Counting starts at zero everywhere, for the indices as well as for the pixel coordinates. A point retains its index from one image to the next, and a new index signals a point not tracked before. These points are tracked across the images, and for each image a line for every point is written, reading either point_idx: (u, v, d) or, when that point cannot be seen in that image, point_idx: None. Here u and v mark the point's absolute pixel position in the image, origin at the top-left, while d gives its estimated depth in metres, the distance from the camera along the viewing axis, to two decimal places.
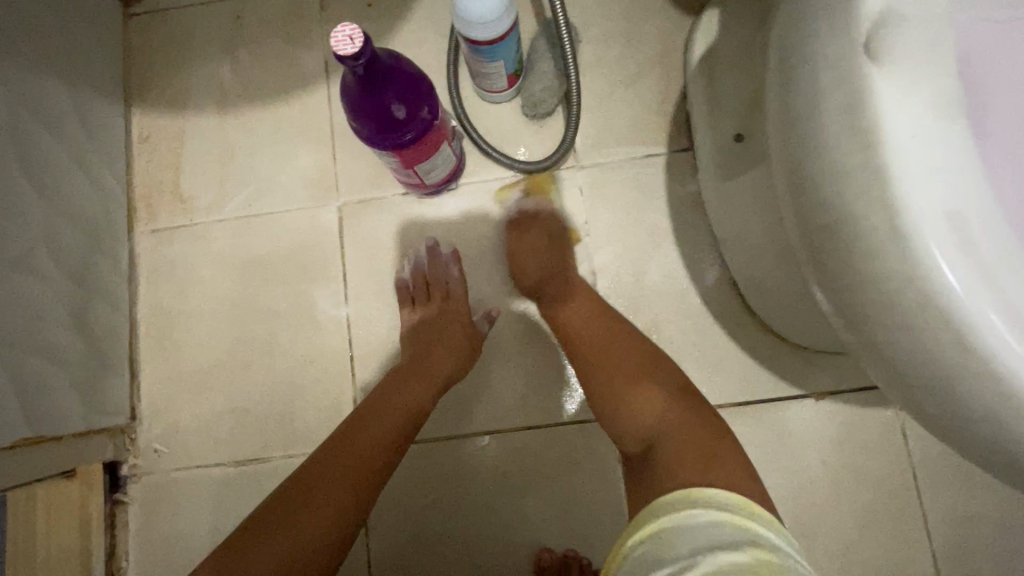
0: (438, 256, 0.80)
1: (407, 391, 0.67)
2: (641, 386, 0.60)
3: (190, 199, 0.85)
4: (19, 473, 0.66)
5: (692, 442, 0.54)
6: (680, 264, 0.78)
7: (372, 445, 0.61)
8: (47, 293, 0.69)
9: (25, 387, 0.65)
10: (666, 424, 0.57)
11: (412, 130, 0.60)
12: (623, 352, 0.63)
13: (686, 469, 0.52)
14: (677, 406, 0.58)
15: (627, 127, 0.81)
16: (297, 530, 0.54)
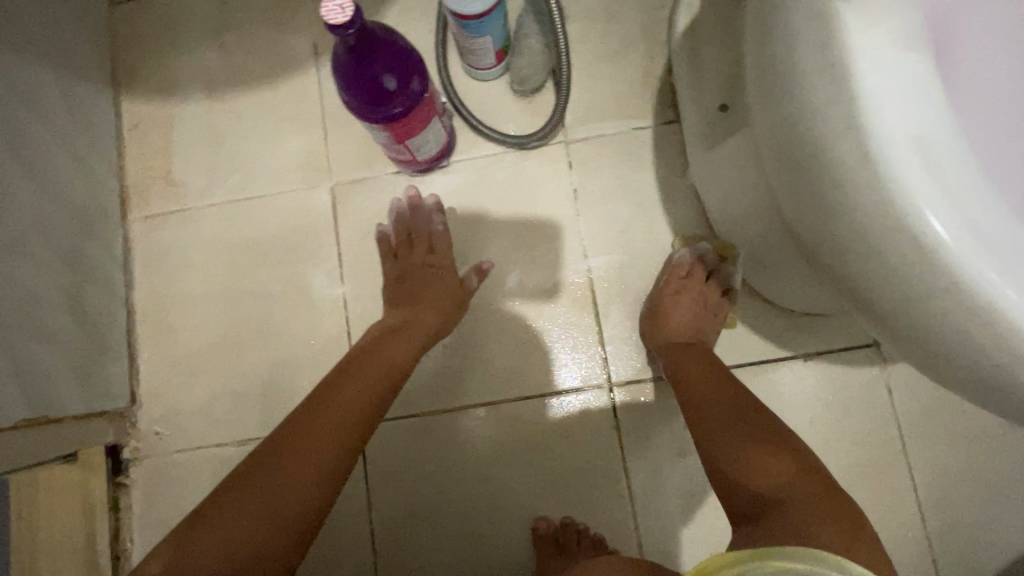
0: (420, 206, 0.79)
1: (378, 366, 0.68)
2: (764, 448, 0.52)
3: (183, 184, 0.86)
4: (21, 455, 0.67)
5: (821, 504, 0.47)
6: (670, 234, 0.79)
7: (339, 417, 0.62)
8: (43, 277, 0.70)
9: (25, 369, 0.66)
10: (803, 490, 0.49)
11: (401, 102, 0.61)
12: (753, 415, 0.56)
13: (827, 533, 0.45)
14: (806, 474, 0.50)
15: (614, 102, 0.82)
16: (263, 494, 0.55)
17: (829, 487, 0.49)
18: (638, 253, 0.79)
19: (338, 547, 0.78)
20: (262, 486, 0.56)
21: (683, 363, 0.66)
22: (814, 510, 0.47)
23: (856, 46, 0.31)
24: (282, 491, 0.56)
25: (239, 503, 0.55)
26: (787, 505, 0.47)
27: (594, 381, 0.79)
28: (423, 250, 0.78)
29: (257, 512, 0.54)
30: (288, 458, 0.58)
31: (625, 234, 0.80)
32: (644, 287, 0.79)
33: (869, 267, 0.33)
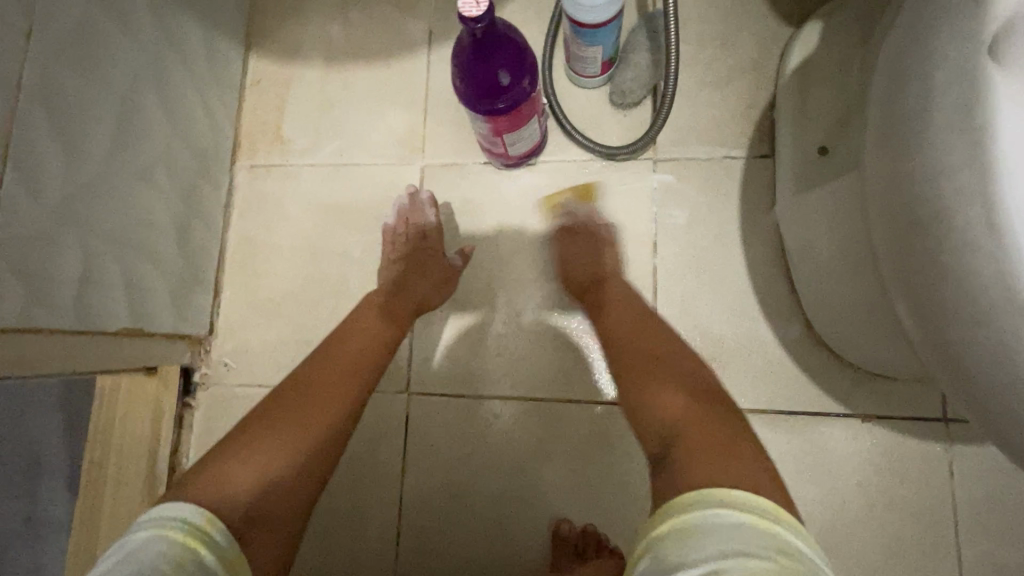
0: (418, 200, 0.84)
1: (373, 346, 0.71)
2: (660, 381, 0.57)
3: (289, 141, 0.92)
4: (113, 359, 0.74)
5: (706, 434, 0.51)
6: (743, 268, 0.78)
7: (342, 392, 0.65)
8: (159, 204, 0.77)
9: (133, 283, 0.73)
10: (686, 416, 0.54)
11: (506, 99, 0.64)
12: (657, 350, 0.61)
13: (704, 461, 0.48)
14: (701, 401, 0.54)
15: (711, 127, 0.82)
16: (268, 449, 0.58)
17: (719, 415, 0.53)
18: (708, 281, 0.79)
19: (367, 506, 0.82)
20: (273, 447, 0.59)
21: (615, 324, 0.67)
22: (703, 439, 0.51)
23: (1001, 114, 0.33)
24: (284, 464, 0.58)
25: (252, 458, 0.57)
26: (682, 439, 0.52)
27: None
28: (417, 237, 0.82)
29: (273, 470, 0.57)
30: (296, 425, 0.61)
31: (697, 258, 0.79)
32: (710, 316, 0.78)
33: (960, 322, 0.35)
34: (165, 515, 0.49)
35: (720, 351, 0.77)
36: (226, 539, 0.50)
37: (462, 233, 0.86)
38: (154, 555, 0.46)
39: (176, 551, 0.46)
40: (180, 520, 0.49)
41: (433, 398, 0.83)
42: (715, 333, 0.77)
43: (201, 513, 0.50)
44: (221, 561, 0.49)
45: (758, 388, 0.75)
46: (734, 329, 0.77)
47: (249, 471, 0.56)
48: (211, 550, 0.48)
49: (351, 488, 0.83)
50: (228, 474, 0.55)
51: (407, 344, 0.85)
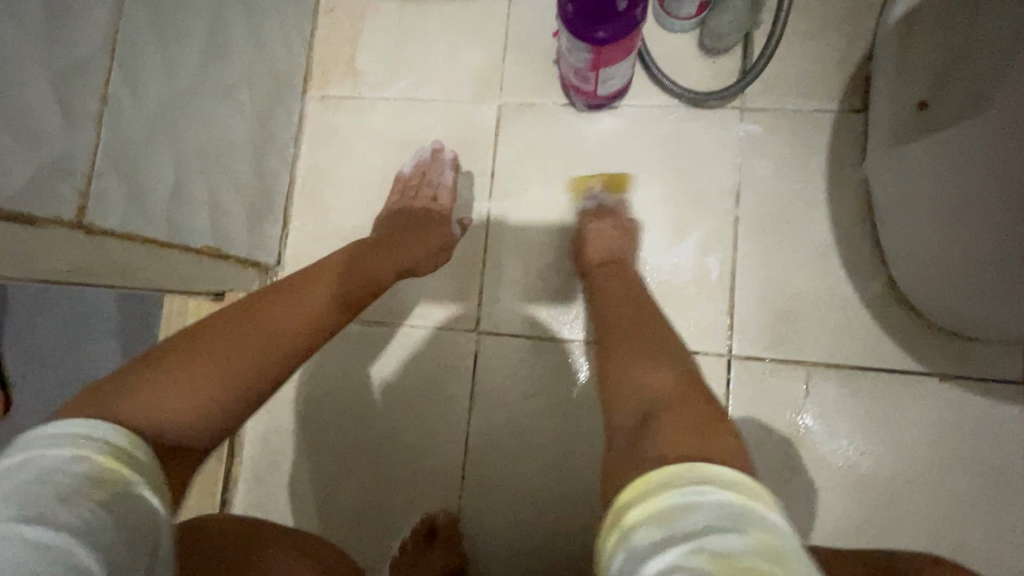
0: (439, 158, 0.84)
1: (357, 274, 0.62)
2: (646, 360, 0.54)
3: (362, 74, 0.90)
4: (190, 277, 0.73)
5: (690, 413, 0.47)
6: (827, 222, 0.77)
7: (301, 320, 0.51)
8: (240, 124, 0.76)
9: (215, 201, 0.73)
10: (670, 395, 0.50)
11: (608, 27, 0.64)
12: (647, 333, 0.58)
13: (675, 437, 0.44)
14: (687, 386, 0.51)
15: (803, 79, 0.80)
16: (191, 381, 0.43)
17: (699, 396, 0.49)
18: (788, 234, 0.78)
19: (432, 442, 0.83)
20: (210, 370, 0.44)
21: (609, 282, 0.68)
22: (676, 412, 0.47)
23: None
24: (213, 400, 0.44)
25: (181, 376, 0.43)
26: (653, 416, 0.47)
27: (715, 349, 0.78)
28: (427, 196, 0.81)
29: (213, 397, 0.44)
30: (237, 344, 0.46)
31: (779, 212, 0.79)
32: (789, 270, 0.77)
33: None
34: (74, 433, 0.36)
35: (797, 304, 0.77)
36: (149, 463, 0.38)
37: (537, 174, 0.85)
38: (76, 475, 0.33)
39: (98, 472, 0.34)
40: (95, 438, 0.36)
41: (505, 338, 0.83)
42: (793, 286, 0.77)
43: (122, 435, 0.37)
44: (152, 482, 0.37)
45: (835, 342, 0.75)
46: (813, 284, 0.77)
47: (175, 390, 0.42)
48: (137, 472, 0.36)
49: (417, 424, 0.83)
50: (158, 387, 0.42)
51: (478, 284, 0.85)
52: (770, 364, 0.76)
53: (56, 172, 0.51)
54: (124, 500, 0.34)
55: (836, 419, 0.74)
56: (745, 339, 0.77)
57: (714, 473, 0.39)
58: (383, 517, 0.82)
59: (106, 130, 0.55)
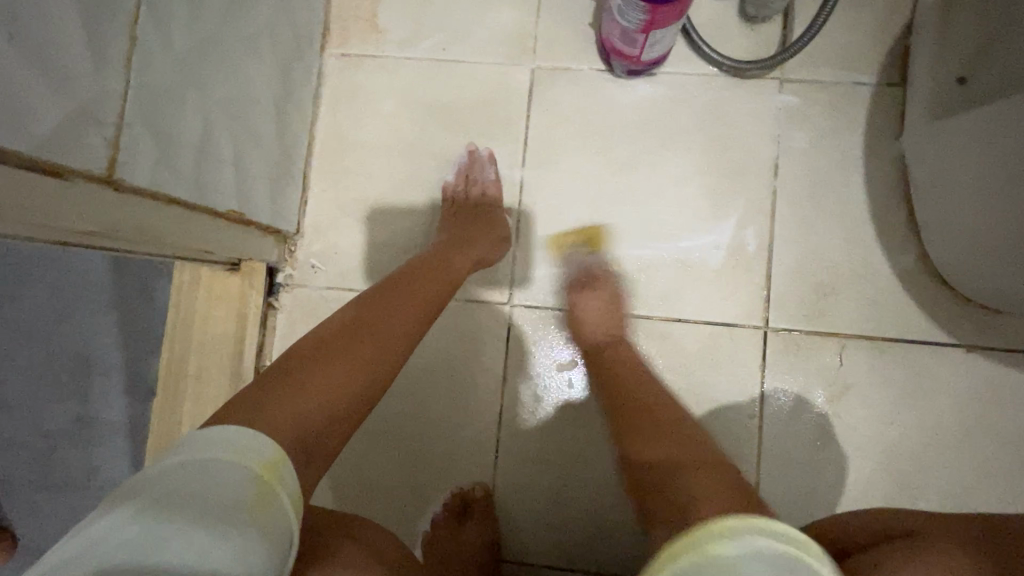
0: (477, 158, 0.82)
1: (422, 296, 0.64)
2: (684, 455, 0.55)
3: (385, 31, 0.85)
4: (211, 246, 0.68)
5: (726, 496, 0.49)
6: (863, 197, 0.78)
7: (396, 344, 0.57)
8: (262, 79, 0.70)
9: (239, 163, 0.68)
10: (709, 484, 0.50)
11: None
12: (649, 409, 0.62)
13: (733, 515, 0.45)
14: (713, 471, 0.52)
15: (842, 50, 0.80)
16: (299, 405, 0.48)
17: (739, 488, 0.50)
18: (825, 208, 0.78)
19: (460, 420, 0.81)
20: (331, 388, 0.51)
21: (622, 364, 0.71)
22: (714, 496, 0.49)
23: None
24: (317, 424, 0.48)
25: (309, 392, 0.49)
26: (701, 498, 0.48)
27: (750, 323, 0.78)
28: (476, 194, 0.80)
29: (317, 415, 0.48)
30: (347, 365, 0.53)
31: (816, 186, 0.79)
32: (824, 244, 0.78)
33: None
34: (235, 444, 0.41)
35: (833, 278, 0.77)
36: (295, 479, 0.43)
37: (573, 143, 0.82)
38: (233, 494, 0.38)
39: (254, 491, 0.39)
40: (254, 449, 0.42)
41: (534, 312, 0.82)
42: (829, 260, 0.78)
43: (275, 452, 0.42)
44: (292, 502, 0.42)
45: (868, 316, 0.77)
46: (848, 258, 0.77)
47: (305, 406, 0.48)
48: (285, 490, 0.42)
49: (442, 402, 0.82)
50: (289, 403, 0.47)
51: (510, 255, 0.82)
52: (805, 336, 0.77)
53: (85, 118, 0.45)
54: (267, 513, 0.39)
55: (868, 390, 0.76)
56: (780, 312, 0.78)
57: (774, 528, 0.38)
58: (405, 495, 0.81)
59: (134, 75, 0.50)
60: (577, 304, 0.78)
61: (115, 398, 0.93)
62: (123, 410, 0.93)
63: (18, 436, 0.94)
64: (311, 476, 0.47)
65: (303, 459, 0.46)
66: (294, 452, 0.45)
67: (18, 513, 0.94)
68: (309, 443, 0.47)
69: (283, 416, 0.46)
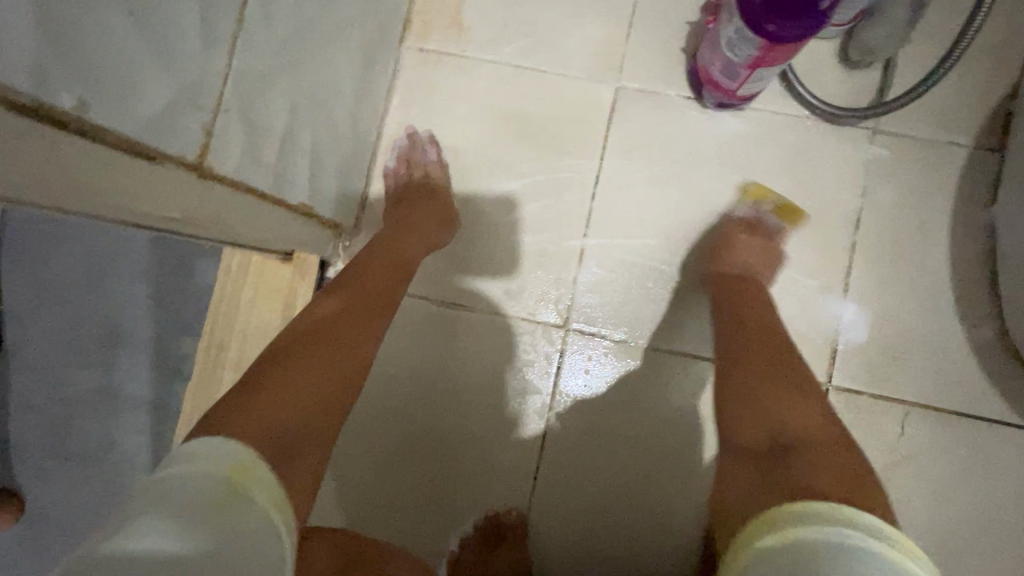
0: (417, 140, 0.80)
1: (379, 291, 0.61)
2: (788, 395, 0.51)
3: (468, 29, 0.81)
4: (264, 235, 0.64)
5: (827, 458, 0.45)
6: (944, 262, 0.75)
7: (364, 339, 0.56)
8: (346, 69, 0.67)
9: (314, 154, 0.65)
10: (817, 439, 0.47)
11: (783, 21, 0.57)
12: (772, 356, 0.56)
13: (830, 480, 0.42)
14: (808, 407, 0.50)
15: (941, 108, 0.77)
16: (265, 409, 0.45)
17: (835, 431, 0.48)
18: (905, 268, 0.75)
19: (440, 419, 0.79)
20: (299, 385, 0.48)
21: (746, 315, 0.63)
22: (818, 449, 0.46)
23: None
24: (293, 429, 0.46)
25: (277, 391, 0.47)
26: (800, 449, 0.46)
27: (814, 378, 0.75)
28: (421, 175, 0.78)
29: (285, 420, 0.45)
30: (310, 364, 0.51)
31: (898, 243, 0.76)
32: (900, 305, 0.75)
33: None
34: (196, 452, 0.39)
35: (905, 341, 0.75)
36: (271, 476, 0.40)
37: (650, 169, 0.79)
38: (194, 492, 0.36)
39: (221, 491, 0.36)
40: (216, 452, 0.39)
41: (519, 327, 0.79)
42: (902, 323, 0.75)
43: (242, 454, 0.39)
44: (269, 499, 0.39)
45: (935, 386, 0.74)
46: (923, 322, 0.75)
47: (276, 406, 0.46)
48: (257, 488, 0.38)
49: (414, 404, 0.79)
50: (253, 408, 0.44)
51: (572, 278, 0.79)
52: (869, 399, 0.75)
53: (187, 103, 0.42)
54: (236, 512, 0.36)
55: (928, 461, 0.73)
56: (846, 370, 0.75)
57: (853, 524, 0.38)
58: (410, 508, 0.78)
59: (237, 59, 0.47)
60: (732, 253, 0.71)
61: (142, 372, 0.90)
62: (149, 386, 0.90)
63: (36, 400, 0.91)
64: (302, 472, 0.44)
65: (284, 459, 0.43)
66: (272, 450, 0.42)
67: (29, 479, 0.91)
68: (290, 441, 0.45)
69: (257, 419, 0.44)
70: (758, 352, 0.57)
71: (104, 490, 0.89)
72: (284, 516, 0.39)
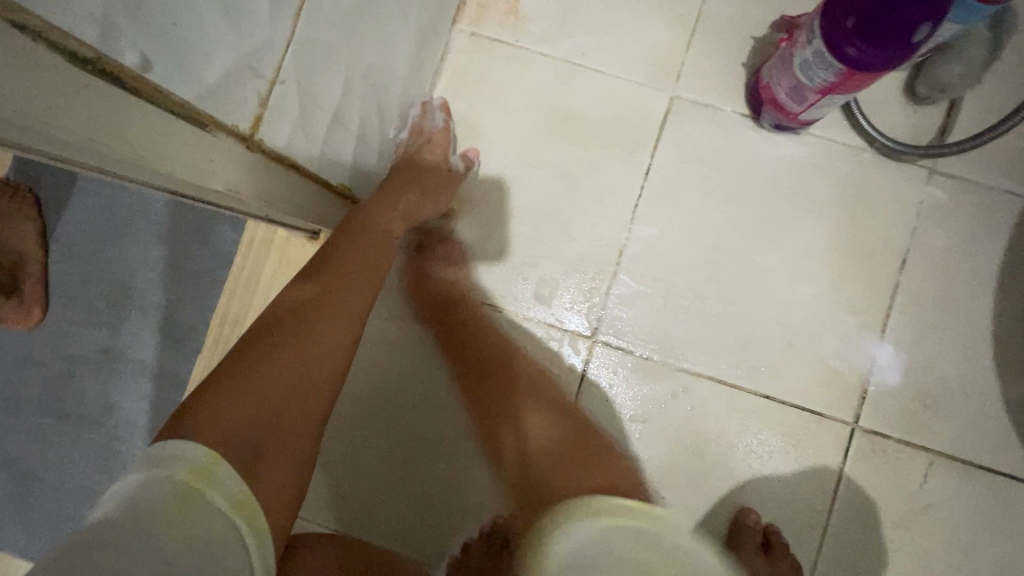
0: (428, 108, 0.74)
1: (357, 264, 0.58)
2: (537, 412, 0.74)
3: (525, 20, 0.78)
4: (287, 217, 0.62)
5: (578, 453, 0.71)
6: (989, 313, 0.73)
7: (340, 322, 0.54)
8: (401, 47, 0.64)
9: (359, 134, 0.62)
10: (565, 444, 0.72)
11: (866, 46, 0.54)
12: (509, 378, 0.75)
13: (579, 472, 0.69)
14: (576, 437, 0.72)
15: (1002, 155, 0.74)
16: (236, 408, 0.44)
17: (584, 437, 0.72)
18: (947, 315, 0.74)
19: (418, 419, 0.77)
20: (266, 375, 0.47)
21: (480, 353, 0.76)
22: (574, 455, 0.71)
23: None
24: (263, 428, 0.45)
25: (253, 385, 0.46)
26: (557, 461, 0.71)
27: (842, 417, 0.74)
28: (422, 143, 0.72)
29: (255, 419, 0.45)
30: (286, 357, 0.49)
31: (943, 291, 0.74)
32: (938, 354, 0.73)
33: None
34: (161, 454, 0.39)
35: (940, 391, 0.73)
36: (234, 478, 0.41)
37: (697, 186, 0.76)
38: (158, 497, 0.37)
39: (179, 496, 0.38)
40: (176, 455, 0.39)
41: (513, 327, 0.77)
42: (938, 371, 0.73)
43: (201, 454, 0.40)
44: (228, 501, 0.40)
45: (965, 439, 0.73)
46: (959, 374, 0.73)
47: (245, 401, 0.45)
48: (217, 493, 0.40)
49: (387, 395, 0.77)
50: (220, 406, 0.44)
51: (604, 291, 0.76)
52: (896, 445, 0.73)
53: (248, 69, 0.39)
54: (195, 516, 0.38)
55: (949, 513, 0.72)
56: (875, 414, 0.74)
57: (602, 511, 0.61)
58: (390, 507, 0.76)
59: (301, 29, 0.43)
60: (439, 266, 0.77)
61: (148, 335, 0.85)
62: (154, 350, 0.85)
63: (35, 353, 0.87)
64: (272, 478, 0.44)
65: (251, 458, 0.43)
66: (240, 451, 0.43)
67: (21, 434, 0.88)
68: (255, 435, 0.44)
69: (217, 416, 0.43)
70: (484, 368, 0.76)
71: (96, 454, 0.86)
72: (248, 516, 0.41)
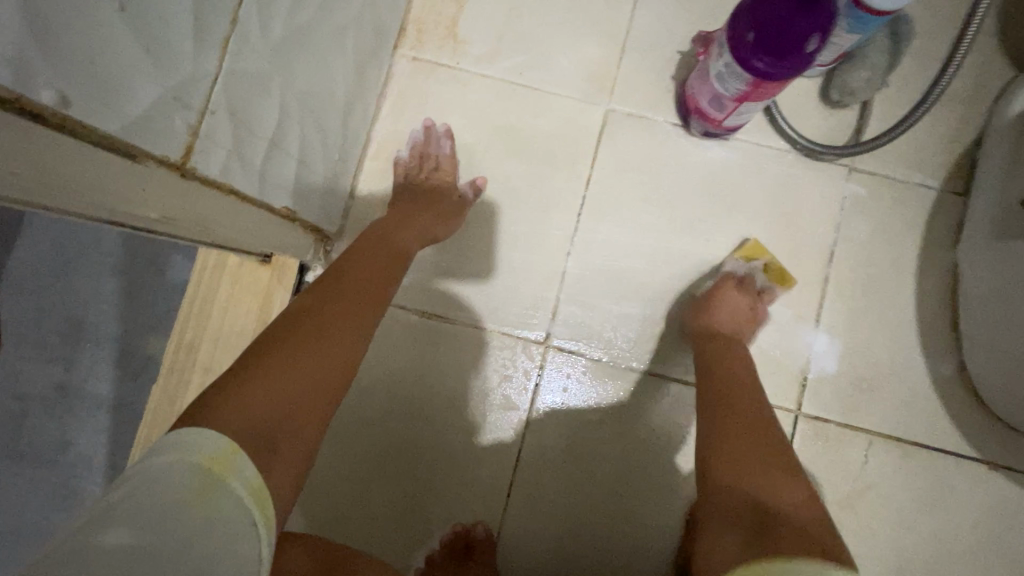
0: (432, 132, 0.79)
1: (365, 273, 0.60)
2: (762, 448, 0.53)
3: (463, 42, 0.82)
4: (253, 235, 0.62)
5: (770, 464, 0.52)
6: (912, 297, 0.78)
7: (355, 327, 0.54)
8: (340, 74, 0.67)
9: (301, 159, 0.64)
10: (814, 506, 0.48)
11: (771, 59, 0.59)
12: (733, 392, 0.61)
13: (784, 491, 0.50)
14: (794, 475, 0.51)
15: (911, 151, 0.80)
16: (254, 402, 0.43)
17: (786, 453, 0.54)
18: (875, 301, 0.78)
19: (416, 420, 0.78)
20: (282, 373, 0.46)
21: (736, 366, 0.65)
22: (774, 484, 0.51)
23: None
24: (276, 422, 0.44)
25: (268, 380, 0.45)
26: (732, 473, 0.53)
27: (786, 404, 0.77)
28: (431, 167, 0.78)
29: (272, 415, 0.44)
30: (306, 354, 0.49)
31: (869, 279, 0.79)
32: (869, 339, 0.78)
33: None
34: (179, 443, 0.38)
35: (874, 373, 0.77)
36: (251, 468, 0.40)
37: (636, 192, 0.80)
38: (174, 487, 0.36)
39: (197, 483, 0.36)
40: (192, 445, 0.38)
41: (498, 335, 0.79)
42: (870, 355, 0.78)
43: (222, 442, 0.39)
44: (249, 491, 0.39)
45: (899, 417, 0.77)
46: (889, 356, 0.78)
47: (264, 397, 0.44)
48: (234, 483, 0.38)
49: (389, 397, 0.79)
50: (236, 400, 0.43)
51: (553, 298, 0.79)
52: (837, 428, 0.77)
53: (175, 105, 0.41)
54: (212, 504, 0.36)
55: (891, 489, 0.76)
56: (816, 399, 0.77)
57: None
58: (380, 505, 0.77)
59: (229, 60, 0.46)
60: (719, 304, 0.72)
61: (104, 368, 0.85)
62: (111, 383, 0.85)
63: None
64: (279, 475, 0.43)
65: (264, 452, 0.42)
66: (253, 443, 0.41)
67: None
68: (271, 435, 0.43)
69: (233, 414, 0.42)
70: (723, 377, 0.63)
71: (54, 492, 0.85)
72: (263, 508, 0.39)
